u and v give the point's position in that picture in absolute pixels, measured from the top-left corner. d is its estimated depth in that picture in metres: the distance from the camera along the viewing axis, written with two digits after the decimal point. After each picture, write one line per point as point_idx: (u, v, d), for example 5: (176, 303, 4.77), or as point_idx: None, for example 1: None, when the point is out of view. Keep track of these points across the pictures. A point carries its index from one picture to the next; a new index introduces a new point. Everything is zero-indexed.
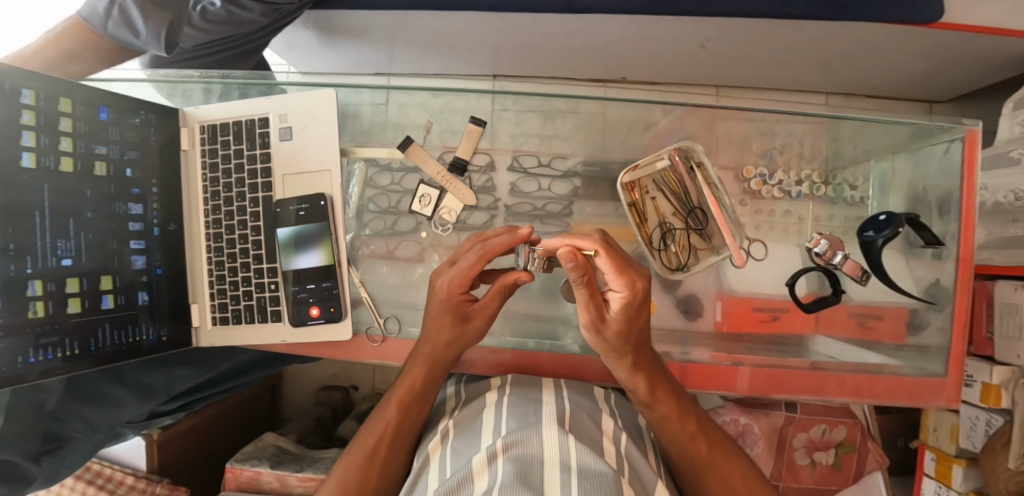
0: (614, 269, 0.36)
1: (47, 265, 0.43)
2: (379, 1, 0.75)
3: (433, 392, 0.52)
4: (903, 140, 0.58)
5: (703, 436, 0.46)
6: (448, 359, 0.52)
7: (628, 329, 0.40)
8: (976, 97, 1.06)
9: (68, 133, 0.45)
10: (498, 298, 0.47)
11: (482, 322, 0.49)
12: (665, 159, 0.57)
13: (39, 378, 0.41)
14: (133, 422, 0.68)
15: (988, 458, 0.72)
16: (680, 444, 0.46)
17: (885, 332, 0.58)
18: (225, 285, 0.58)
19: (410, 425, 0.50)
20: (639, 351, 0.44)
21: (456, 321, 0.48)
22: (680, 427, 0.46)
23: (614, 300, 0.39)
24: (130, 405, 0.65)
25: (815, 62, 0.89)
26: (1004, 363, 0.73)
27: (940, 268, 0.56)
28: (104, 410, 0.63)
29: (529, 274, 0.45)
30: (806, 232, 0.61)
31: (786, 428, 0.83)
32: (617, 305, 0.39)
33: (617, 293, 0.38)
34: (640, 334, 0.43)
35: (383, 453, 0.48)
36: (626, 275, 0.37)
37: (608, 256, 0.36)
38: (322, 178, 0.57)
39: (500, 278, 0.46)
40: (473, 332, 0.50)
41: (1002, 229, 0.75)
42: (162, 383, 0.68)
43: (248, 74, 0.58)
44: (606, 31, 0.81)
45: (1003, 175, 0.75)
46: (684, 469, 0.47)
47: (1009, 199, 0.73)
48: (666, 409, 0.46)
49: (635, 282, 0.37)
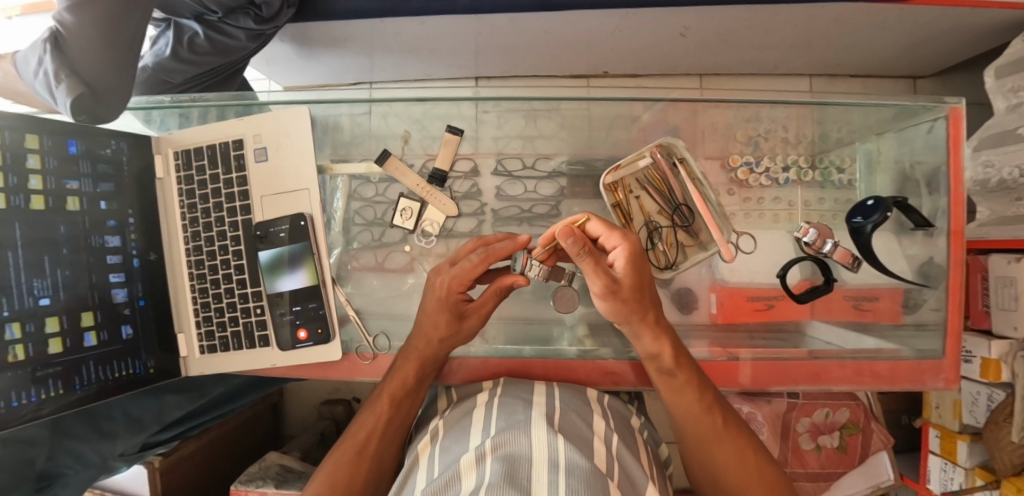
0: (607, 229, 0.41)
1: (24, 305, 0.42)
2: (352, 10, 0.74)
3: (424, 392, 0.53)
4: (887, 119, 0.57)
5: (718, 406, 0.46)
6: (440, 358, 0.52)
7: (638, 285, 0.41)
8: (960, 71, 1.06)
9: (36, 170, 0.44)
10: (495, 297, 0.49)
11: (479, 321, 0.51)
12: (647, 156, 0.56)
13: (24, 421, 0.41)
14: (126, 455, 0.67)
15: (992, 431, 0.72)
16: (693, 417, 0.46)
17: (883, 312, 0.58)
18: (210, 313, 0.57)
19: (402, 422, 0.51)
20: (652, 317, 0.44)
21: (454, 320, 0.49)
22: (697, 396, 0.46)
23: (619, 259, 0.40)
24: (121, 437, 0.65)
25: (796, 45, 0.88)
26: (1002, 336, 0.73)
27: (933, 246, 0.56)
28: (95, 443, 0.63)
29: (524, 278, 0.47)
30: (796, 219, 0.61)
31: (790, 413, 0.82)
32: (622, 262, 0.40)
33: (618, 250, 0.41)
34: (649, 297, 0.43)
35: (374, 448, 0.48)
36: (618, 230, 0.41)
37: (598, 219, 0.42)
38: (301, 197, 0.56)
39: (498, 280, 0.48)
40: (471, 330, 0.51)
41: (1005, 207, 0.73)
42: (152, 414, 0.68)
43: (222, 96, 0.57)
44: (584, 27, 0.81)
45: (1012, 152, 0.71)
46: (697, 442, 0.46)
47: (1014, 176, 0.70)
48: (685, 379, 0.46)
49: (629, 235, 0.41)
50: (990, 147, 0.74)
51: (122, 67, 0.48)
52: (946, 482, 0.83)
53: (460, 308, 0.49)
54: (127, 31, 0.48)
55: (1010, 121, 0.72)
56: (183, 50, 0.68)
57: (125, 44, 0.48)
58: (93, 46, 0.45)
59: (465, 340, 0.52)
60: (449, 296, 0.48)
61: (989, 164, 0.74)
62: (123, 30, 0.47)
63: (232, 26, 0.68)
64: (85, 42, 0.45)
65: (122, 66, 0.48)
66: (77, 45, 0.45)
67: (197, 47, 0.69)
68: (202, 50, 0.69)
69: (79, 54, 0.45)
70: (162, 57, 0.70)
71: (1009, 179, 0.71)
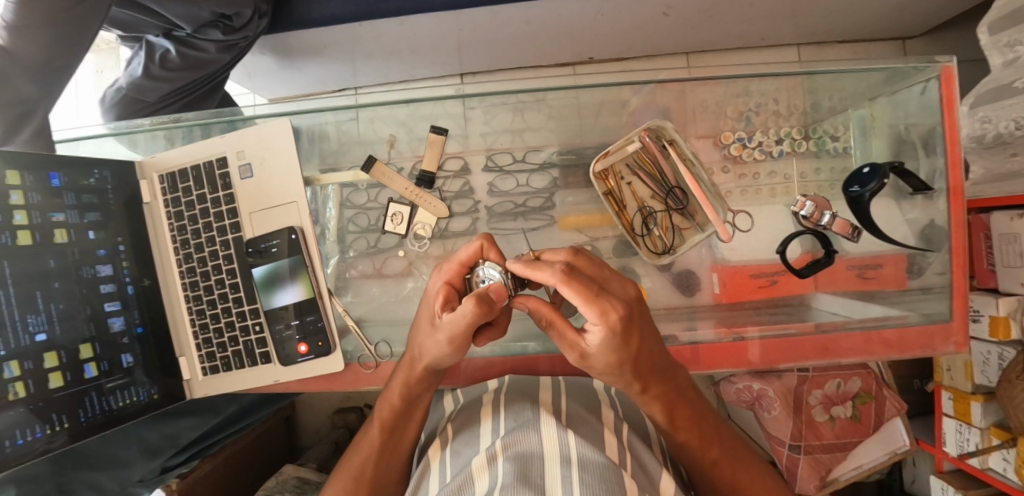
0: (584, 300, 0.29)
1: (21, 343, 0.42)
2: (329, 15, 0.73)
3: (416, 412, 0.48)
4: (879, 84, 0.56)
5: (728, 462, 0.43)
6: (423, 376, 0.45)
7: (625, 367, 0.33)
8: (950, 28, 1.03)
9: (21, 205, 0.43)
10: (466, 310, 0.34)
11: (446, 342, 0.37)
12: (636, 141, 0.55)
13: (27, 460, 0.40)
14: (146, 480, 0.66)
15: (1005, 390, 0.70)
16: (701, 468, 0.44)
17: (887, 279, 0.57)
18: (210, 334, 0.57)
19: (396, 445, 0.48)
20: (650, 380, 0.37)
21: (428, 326, 0.40)
22: (702, 453, 0.43)
23: (593, 337, 0.31)
24: (137, 463, 0.67)
25: (782, 16, 0.87)
26: (1009, 293, 0.72)
27: (933, 208, 0.55)
28: (110, 472, 0.66)
29: (484, 239, 0.40)
30: (793, 192, 0.60)
31: (801, 387, 0.81)
32: (597, 345, 0.31)
33: (593, 329, 0.30)
34: (644, 364, 0.35)
35: (370, 473, 0.47)
36: (600, 302, 0.29)
37: (571, 286, 0.29)
38: (291, 210, 0.56)
39: (458, 258, 0.41)
40: (439, 350, 0.39)
41: (1001, 164, 0.71)
42: (168, 437, 0.70)
43: (203, 115, 0.57)
44: (564, 14, 0.79)
45: (1005, 106, 0.67)
46: (696, 479, 0.46)
47: (1010, 130, 0.66)
48: (687, 437, 0.42)
49: (609, 314, 0.29)
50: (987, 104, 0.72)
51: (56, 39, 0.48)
52: (962, 444, 0.82)
53: (435, 311, 0.39)
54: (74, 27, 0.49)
55: (1005, 76, 0.69)
56: (155, 67, 0.68)
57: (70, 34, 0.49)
58: (19, 6, 0.44)
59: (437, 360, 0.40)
60: (438, 285, 0.40)
61: (986, 120, 0.70)
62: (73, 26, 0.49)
63: (203, 40, 0.67)
64: (17, 12, 0.44)
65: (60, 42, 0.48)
66: (19, 21, 0.45)
67: (169, 63, 0.68)
68: (174, 66, 0.69)
69: (22, 27, 0.45)
70: (135, 77, 0.70)
71: (1006, 133, 0.67)
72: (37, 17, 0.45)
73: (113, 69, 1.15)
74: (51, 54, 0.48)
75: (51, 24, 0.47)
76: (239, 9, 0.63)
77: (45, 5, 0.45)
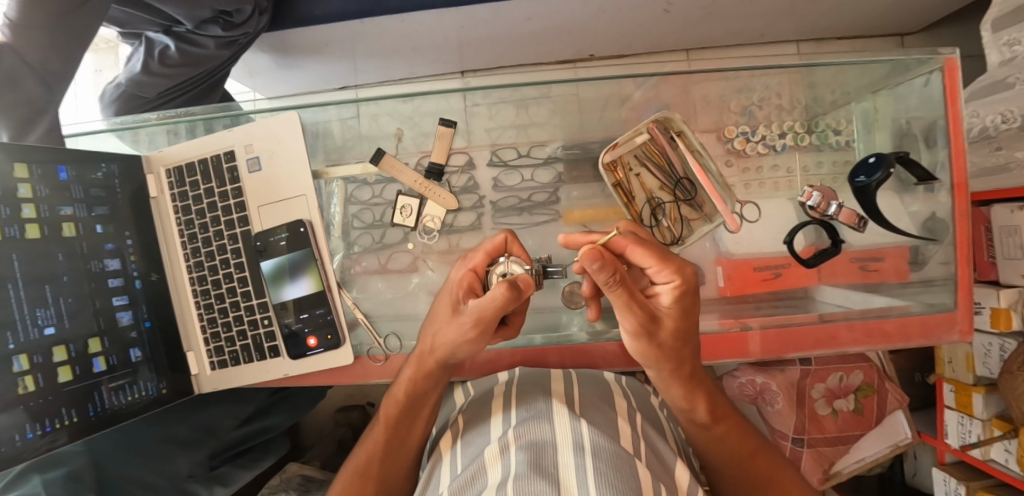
0: (658, 260, 0.35)
1: (31, 337, 0.41)
2: (332, 12, 0.73)
3: (424, 406, 0.48)
4: (881, 77, 0.56)
5: (762, 453, 0.44)
6: (436, 368, 0.45)
7: (680, 331, 0.37)
8: (948, 23, 1.04)
9: (29, 198, 0.43)
10: (496, 294, 0.36)
11: (470, 327, 0.39)
12: (644, 133, 0.56)
13: (36, 454, 0.40)
14: (196, 476, 0.66)
15: (1006, 381, 0.71)
16: (734, 462, 0.44)
17: (889, 271, 0.58)
18: (217, 328, 0.57)
19: (403, 441, 0.48)
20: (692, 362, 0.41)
21: (449, 312, 0.41)
22: (738, 443, 0.44)
23: (666, 292, 0.36)
24: (180, 457, 0.65)
25: (782, 12, 0.87)
26: (1010, 285, 0.73)
27: (935, 201, 0.56)
28: (153, 468, 0.63)
29: (507, 232, 0.43)
30: (797, 185, 0.61)
31: (804, 380, 0.82)
32: (669, 298, 0.36)
33: (667, 284, 0.36)
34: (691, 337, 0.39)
35: (375, 469, 0.47)
36: (672, 262, 0.35)
37: (644, 248, 0.35)
38: (298, 203, 0.56)
39: (483, 245, 0.43)
40: (460, 335, 0.40)
41: (984, 158, 0.74)
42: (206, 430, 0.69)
43: (208, 109, 0.57)
44: (566, 11, 0.80)
45: (995, 101, 0.70)
46: (725, 479, 0.45)
47: (996, 123, 0.70)
48: (726, 426, 0.44)
49: (684, 269, 0.35)
50: (983, 97, 0.74)
51: (61, 38, 0.48)
52: (964, 435, 0.83)
53: (459, 299, 0.41)
54: (77, 25, 0.48)
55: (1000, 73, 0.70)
56: (153, 63, 0.68)
57: (76, 33, 0.49)
58: (21, 5, 0.44)
59: (455, 348, 0.42)
60: (460, 273, 0.43)
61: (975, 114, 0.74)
62: (74, 24, 0.48)
63: (202, 36, 0.67)
64: (19, 10, 0.45)
65: (64, 41, 0.48)
66: (20, 21, 0.45)
67: (169, 59, 0.68)
68: (173, 62, 0.69)
69: (23, 25, 0.45)
70: (134, 73, 0.70)
71: (992, 127, 0.71)
72: (39, 15, 0.45)
73: (112, 69, 1.14)
74: (55, 53, 0.48)
75: (53, 24, 0.46)
76: (239, 5, 0.63)
77: (44, 2, 0.45)
